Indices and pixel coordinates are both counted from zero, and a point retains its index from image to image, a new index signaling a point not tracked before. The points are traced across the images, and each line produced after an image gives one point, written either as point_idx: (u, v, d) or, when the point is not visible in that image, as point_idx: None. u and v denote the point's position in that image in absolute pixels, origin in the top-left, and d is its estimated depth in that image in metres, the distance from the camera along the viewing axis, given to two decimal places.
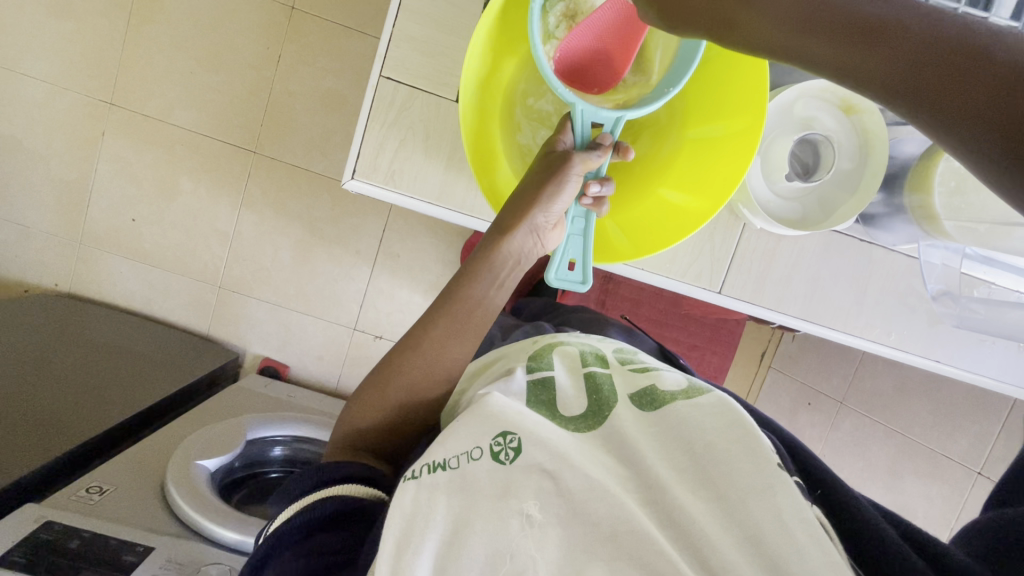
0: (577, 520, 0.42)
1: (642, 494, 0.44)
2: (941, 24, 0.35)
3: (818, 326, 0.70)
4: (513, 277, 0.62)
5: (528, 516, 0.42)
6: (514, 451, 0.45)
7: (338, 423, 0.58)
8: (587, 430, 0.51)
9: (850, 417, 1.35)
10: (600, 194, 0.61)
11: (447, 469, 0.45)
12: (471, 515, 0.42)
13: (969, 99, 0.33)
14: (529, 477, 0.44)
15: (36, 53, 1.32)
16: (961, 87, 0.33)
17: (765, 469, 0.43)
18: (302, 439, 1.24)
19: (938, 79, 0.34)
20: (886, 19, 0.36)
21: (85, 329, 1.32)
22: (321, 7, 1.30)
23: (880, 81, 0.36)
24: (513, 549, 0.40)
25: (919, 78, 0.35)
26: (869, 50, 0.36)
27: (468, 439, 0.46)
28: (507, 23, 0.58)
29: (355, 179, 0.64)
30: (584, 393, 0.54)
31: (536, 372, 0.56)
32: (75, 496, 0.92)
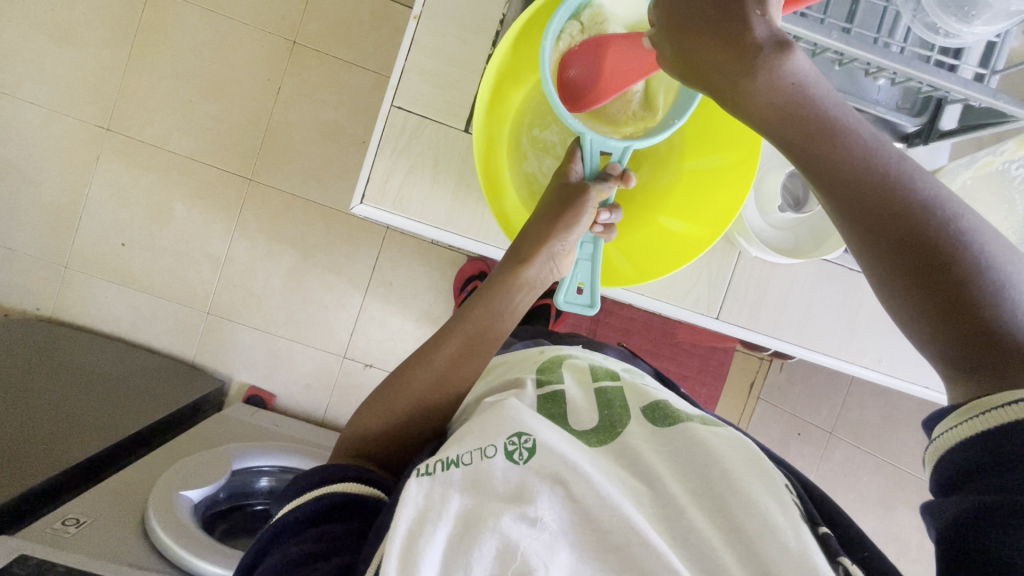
0: (588, 528, 0.42)
1: (654, 510, 0.45)
2: (885, 148, 0.41)
3: (810, 352, 0.72)
4: (526, 301, 0.63)
5: (540, 520, 0.41)
6: (529, 451, 0.46)
7: (344, 431, 0.58)
8: (598, 444, 0.51)
9: (840, 447, 1.36)
10: (609, 221, 0.63)
11: (461, 465, 0.45)
12: (483, 511, 0.42)
13: (880, 212, 0.39)
14: (542, 481, 0.44)
15: (37, 80, 1.34)
16: (891, 208, 0.39)
17: (789, 514, 0.43)
18: (287, 469, 1.20)
19: (878, 198, 0.40)
20: (848, 126, 0.41)
21: (67, 355, 1.28)
22: (322, 42, 1.35)
23: (833, 180, 0.41)
24: (523, 548, 0.40)
25: (862, 191, 0.40)
26: (828, 146, 0.41)
27: (484, 436, 0.46)
28: (518, 59, 0.61)
29: (364, 204, 0.65)
30: (595, 407, 0.55)
31: (546, 385, 0.56)
32: (51, 529, 0.88)
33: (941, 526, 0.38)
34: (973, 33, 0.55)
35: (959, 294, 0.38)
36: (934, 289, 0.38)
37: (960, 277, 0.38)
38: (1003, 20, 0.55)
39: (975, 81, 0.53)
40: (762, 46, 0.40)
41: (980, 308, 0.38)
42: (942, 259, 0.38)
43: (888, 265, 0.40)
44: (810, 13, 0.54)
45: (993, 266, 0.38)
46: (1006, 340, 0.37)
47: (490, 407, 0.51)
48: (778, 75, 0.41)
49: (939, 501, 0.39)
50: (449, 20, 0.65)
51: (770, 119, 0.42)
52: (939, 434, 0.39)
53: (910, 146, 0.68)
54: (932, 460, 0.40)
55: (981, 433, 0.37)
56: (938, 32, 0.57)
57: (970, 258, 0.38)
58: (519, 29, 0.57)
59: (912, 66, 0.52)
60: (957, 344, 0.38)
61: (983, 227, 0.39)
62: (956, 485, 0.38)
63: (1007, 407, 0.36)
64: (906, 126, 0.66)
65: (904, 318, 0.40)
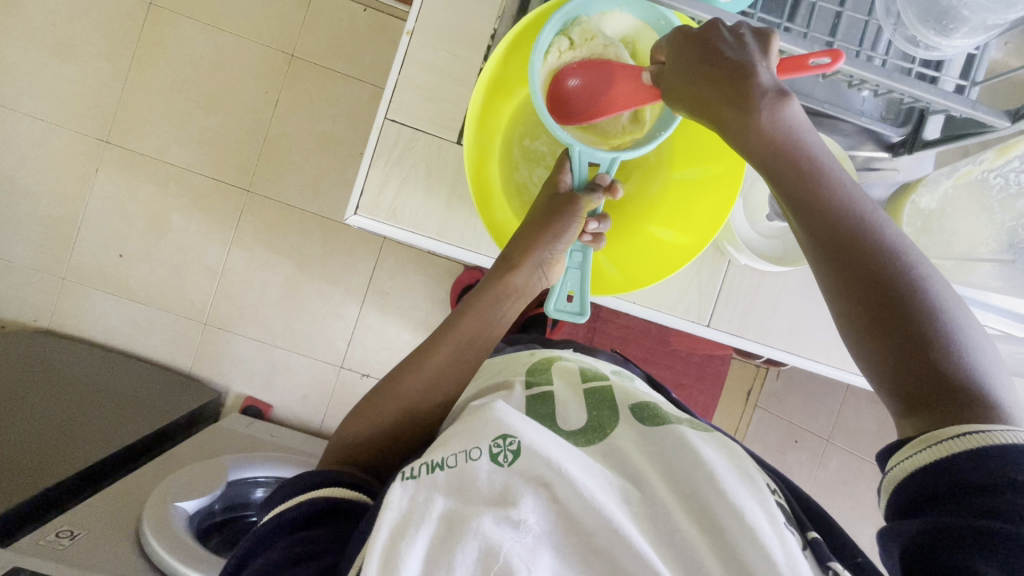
0: (572, 530, 0.44)
1: (641, 510, 0.45)
2: (861, 196, 0.45)
3: (801, 358, 0.73)
4: (516, 307, 0.64)
5: (523, 522, 0.42)
6: (513, 453, 0.46)
7: (335, 437, 0.59)
8: (585, 443, 0.52)
9: (837, 454, 1.36)
10: (598, 230, 0.64)
11: (445, 468, 0.46)
12: (466, 513, 0.43)
13: (852, 248, 0.44)
14: (527, 485, 0.44)
15: (36, 95, 1.35)
16: (861, 245, 0.44)
17: (773, 518, 0.44)
18: (283, 481, 1.20)
19: (851, 236, 0.44)
20: (832, 172, 0.46)
21: (63, 366, 1.28)
22: (318, 55, 1.37)
23: (814, 213, 0.45)
24: (506, 550, 0.41)
25: (837, 227, 0.44)
26: (812, 184, 0.45)
27: (468, 439, 0.47)
28: (507, 72, 0.62)
29: (358, 215, 0.66)
30: (584, 407, 0.56)
31: (535, 387, 0.58)
32: (45, 541, 0.88)
33: (904, 551, 0.40)
34: (953, 45, 0.57)
35: (912, 333, 0.42)
36: (889, 326, 0.42)
37: (912, 317, 0.42)
38: (981, 34, 0.56)
39: (956, 93, 0.54)
40: (766, 90, 0.44)
41: (930, 347, 0.42)
42: (897, 301, 0.42)
43: (853, 297, 0.44)
44: (793, 27, 0.56)
45: (942, 312, 0.42)
46: (949, 380, 0.41)
47: (478, 409, 0.52)
48: (777, 116, 0.45)
49: (896, 525, 0.41)
50: (440, 35, 0.66)
51: (762, 156, 0.46)
52: (895, 465, 0.42)
53: (895, 155, 0.70)
54: (888, 488, 0.43)
55: (935, 461, 0.39)
56: (918, 44, 0.58)
57: (921, 302, 0.42)
58: (508, 43, 0.58)
59: (892, 78, 0.53)
60: (908, 379, 0.42)
61: (941, 281, 0.44)
62: (916, 510, 0.40)
63: (973, 434, 0.39)
64: (890, 136, 0.68)
65: (862, 348, 0.44)
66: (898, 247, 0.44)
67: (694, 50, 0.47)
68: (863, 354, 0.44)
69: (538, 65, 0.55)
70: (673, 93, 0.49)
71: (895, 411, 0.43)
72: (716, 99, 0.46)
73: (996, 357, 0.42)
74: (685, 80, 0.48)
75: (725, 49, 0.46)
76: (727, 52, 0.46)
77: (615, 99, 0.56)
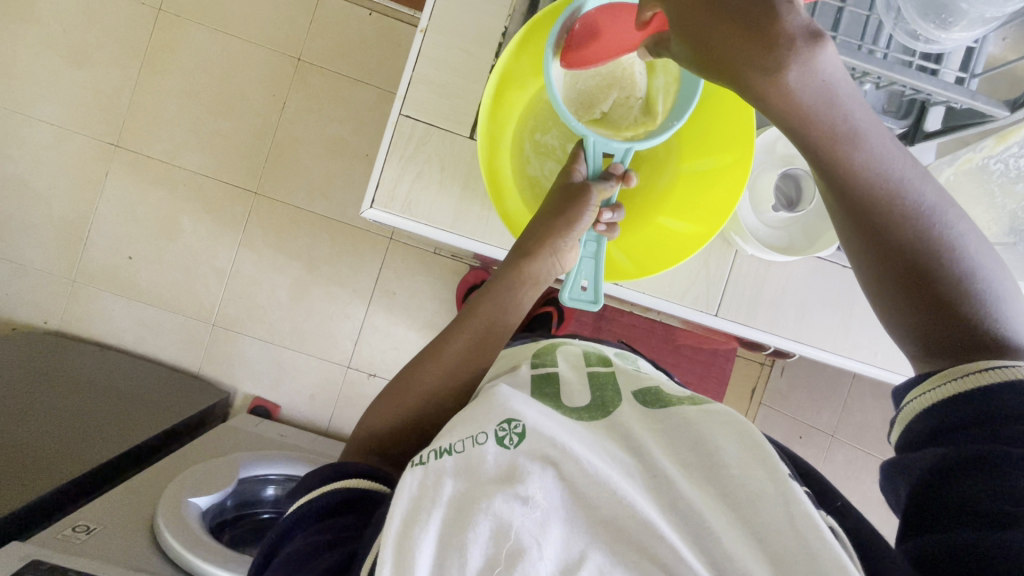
0: (581, 504, 0.45)
1: (647, 482, 0.47)
2: (894, 155, 0.45)
3: (808, 347, 0.74)
4: (530, 298, 0.66)
5: (531, 498, 0.44)
6: (519, 436, 0.48)
7: (356, 429, 0.60)
8: (590, 419, 0.54)
9: (843, 449, 1.38)
10: (612, 220, 0.66)
11: (453, 453, 0.48)
12: (477, 494, 0.45)
13: (877, 210, 0.47)
14: (533, 462, 0.46)
15: (49, 100, 1.38)
16: (887, 208, 0.47)
17: (779, 484, 0.45)
18: (293, 478, 1.21)
19: (879, 200, 0.46)
20: (864, 130, 0.44)
21: (75, 367, 1.29)
22: (326, 59, 1.39)
23: (845, 183, 0.46)
24: (516, 526, 0.42)
25: (866, 193, 0.46)
26: (847, 153, 0.44)
27: (474, 425, 0.49)
28: (519, 67, 0.64)
29: (374, 208, 0.68)
30: (588, 388, 0.58)
31: (540, 368, 0.60)
32: (62, 535, 0.89)
33: (914, 484, 0.44)
34: (952, 39, 0.58)
35: (930, 284, 0.47)
36: (911, 283, 0.48)
37: (930, 269, 0.47)
38: (980, 27, 0.58)
39: (954, 84, 0.56)
40: (795, 37, 0.39)
41: (944, 295, 0.47)
42: (918, 254, 0.47)
43: (877, 253, 0.49)
44: None
45: (962, 260, 0.47)
46: (959, 323, 0.47)
47: (485, 393, 0.54)
48: (811, 72, 0.40)
49: (908, 459, 0.45)
50: (454, 33, 0.68)
51: (792, 133, 0.44)
52: (915, 398, 0.47)
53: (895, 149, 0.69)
54: (902, 423, 0.48)
55: (955, 396, 0.44)
56: (918, 38, 0.60)
57: (940, 251, 0.47)
58: (520, 40, 0.61)
59: (891, 70, 0.55)
60: (926, 327, 0.48)
61: (958, 227, 0.47)
62: (929, 441, 0.45)
63: (984, 372, 0.43)
64: (891, 129, 0.67)
65: (888, 292, 0.50)
66: (926, 208, 0.47)
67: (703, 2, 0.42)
68: (884, 297, 0.50)
69: (552, 60, 0.57)
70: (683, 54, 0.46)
71: (910, 353, 0.50)
72: (728, 45, 0.42)
73: (1004, 286, 0.48)
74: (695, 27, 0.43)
75: None
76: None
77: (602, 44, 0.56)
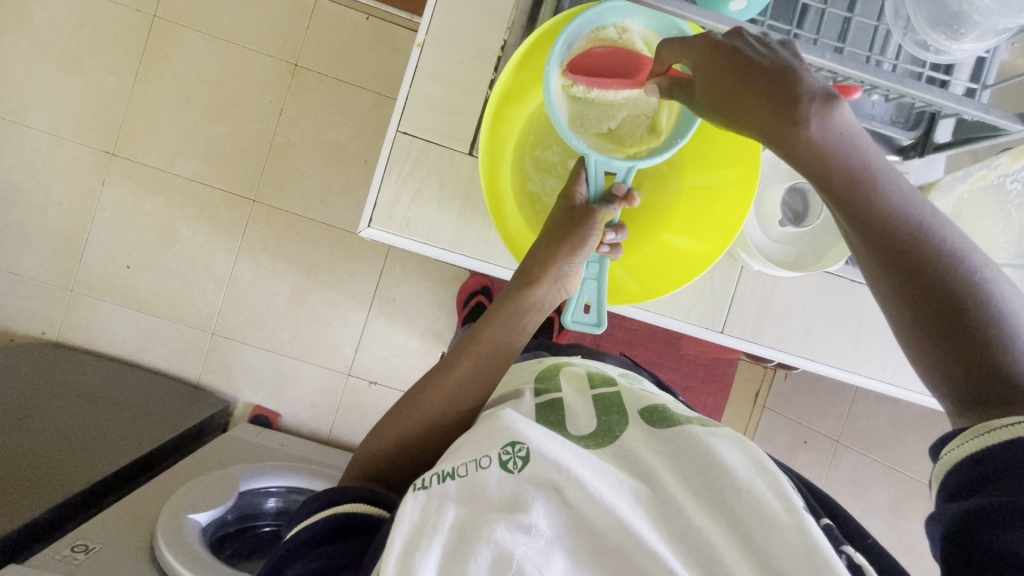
0: (584, 534, 0.44)
1: (654, 509, 0.46)
2: (914, 199, 0.42)
3: (815, 363, 0.73)
4: (534, 322, 0.65)
5: (535, 527, 0.43)
6: (523, 459, 0.46)
7: (356, 454, 0.58)
8: (596, 447, 0.53)
9: (849, 455, 1.36)
10: (615, 241, 0.64)
11: (456, 477, 0.47)
12: (479, 522, 0.43)
13: (908, 259, 0.41)
14: (536, 490, 0.45)
15: (43, 109, 1.36)
16: (918, 255, 0.41)
17: (791, 512, 0.44)
18: (294, 489, 1.20)
19: (907, 248, 0.41)
20: (879, 174, 0.41)
21: (73, 378, 1.28)
22: (322, 64, 1.38)
23: (871, 228, 0.41)
24: (518, 556, 0.41)
25: (893, 239, 0.41)
26: (866, 195, 0.41)
27: (477, 448, 0.47)
28: (520, 82, 0.62)
29: (372, 227, 0.67)
30: (593, 412, 0.57)
31: (544, 395, 0.58)
32: (59, 555, 0.88)
33: (944, 530, 0.41)
34: (964, 50, 0.56)
35: (973, 343, 0.41)
36: (949, 336, 0.41)
37: (974, 324, 0.41)
38: (992, 38, 0.56)
39: (968, 97, 0.53)
40: (814, 96, 0.39)
41: (994, 355, 0.41)
42: (958, 307, 0.41)
43: (910, 310, 0.42)
44: (802, 34, 0.57)
45: (1007, 312, 0.41)
46: (1009, 384, 0.40)
47: (489, 415, 0.53)
48: (830, 125, 0.40)
49: (943, 509, 0.42)
50: (451, 47, 0.67)
51: (807, 176, 0.41)
52: (954, 448, 0.42)
53: (906, 159, 0.70)
54: (940, 475, 0.43)
55: (992, 448, 0.39)
56: (929, 49, 0.58)
57: (983, 304, 0.41)
58: (521, 56, 0.59)
59: (902, 85, 0.51)
60: (968, 386, 0.42)
61: (998, 278, 0.42)
62: (967, 493, 0.40)
63: (1008, 427, 0.39)
64: (901, 139, 0.69)
65: (924, 360, 0.43)
66: (955, 252, 0.42)
67: (726, 62, 0.44)
68: (923, 366, 0.43)
69: (553, 82, 0.56)
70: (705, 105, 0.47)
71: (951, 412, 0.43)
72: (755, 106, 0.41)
73: None
74: (727, 91, 0.44)
75: (757, 58, 0.42)
76: (764, 62, 0.42)
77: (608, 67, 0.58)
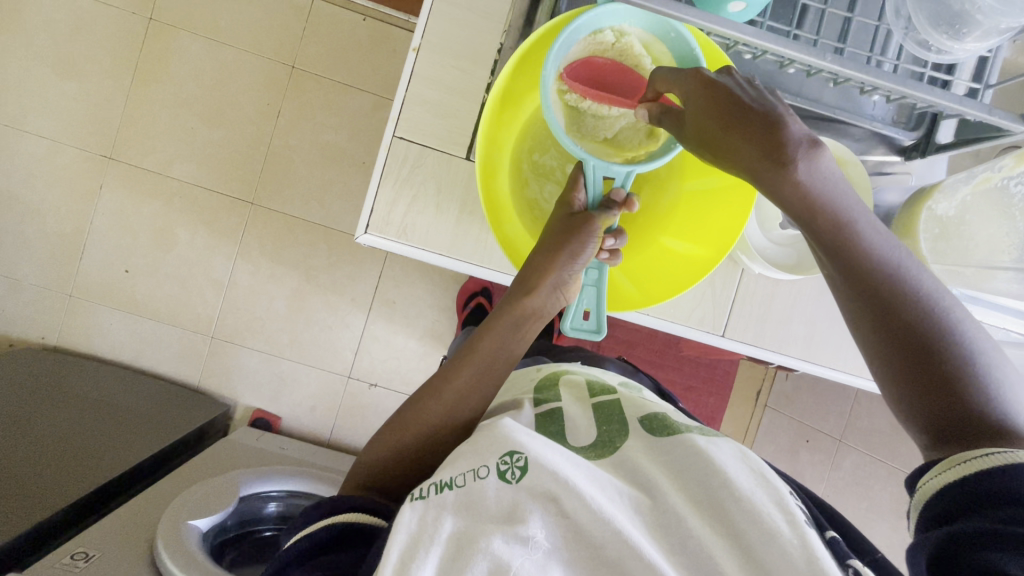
0: (582, 545, 0.43)
1: (653, 520, 0.46)
2: (890, 243, 0.45)
3: (817, 366, 0.72)
4: (532, 331, 0.64)
5: (533, 538, 0.42)
6: (521, 469, 0.46)
7: (355, 462, 0.58)
8: (597, 458, 0.52)
9: (851, 454, 1.35)
10: (614, 246, 0.64)
11: (454, 487, 0.46)
12: (476, 534, 0.43)
13: (884, 298, 0.44)
14: (535, 501, 0.45)
15: (40, 113, 1.36)
16: (893, 294, 0.44)
17: (792, 525, 0.43)
18: (295, 493, 1.20)
19: (883, 287, 0.44)
20: (857, 218, 0.45)
21: (73, 383, 1.28)
22: (319, 66, 1.37)
23: (850, 267, 0.44)
24: (515, 568, 0.40)
25: (869, 279, 0.44)
26: (844, 237, 0.44)
27: (475, 457, 0.47)
28: (517, 86, 0.62)
29: (369, 233, 0.66)
30: (593, 422, 0.56)
31: (543, 405, 0.58)
32: (60, 563, 0.88)
33: (927, 559, 0.40)
34: (965, 49, 0.56)
35: (947, 381, 0.43)
36: (925, 374, 0.43)
37: (946, 364, 0.43)
38: (995, 37, 0.54)
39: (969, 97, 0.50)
40: (800, 141, 0.42)
41: (967, 394, 0.42)
42: (932, 347, 0.43)
43: (887, 348, 0.45)
44: (802, 34, 0.56)
45: (977, 353, 0.43)
46: (981, 424, 0.42)
47: (488, 425, 0.52)
48: (814, 168, 0.42)
49: (922, 537, 0.42)
50: (448, 51, 0.66)
51: (792, 214, 0.44)
52: (931, 478, 0.43)
53: (908, 159, 0.72)
54: (917, 507, 0.44)
55: (971, 475, 0.40)
56: (930, 48, 0.57)
57: (955, 346, 0.43)
58: (518, 60, 0.58)
59: (904, 86, 0.49)
60: (943, 425, 0.43)
61: (969, 322, 0.44)
62: (950, 519, 0.41)
63: (989, 455, 0.40)
64: (902, 140, 0.71)
65: (901, 398, 0.45)
66: (930, 294, 0.45)
67: (715, 98, 0.45)
68: (900, 403, 0.45)
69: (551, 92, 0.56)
70: (689, 136, 0.48)
71: (925, 450, 0.45)
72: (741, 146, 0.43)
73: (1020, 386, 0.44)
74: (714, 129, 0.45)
75: (749, 101, 0.44)
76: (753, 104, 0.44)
77: (608, 80, 0.59)
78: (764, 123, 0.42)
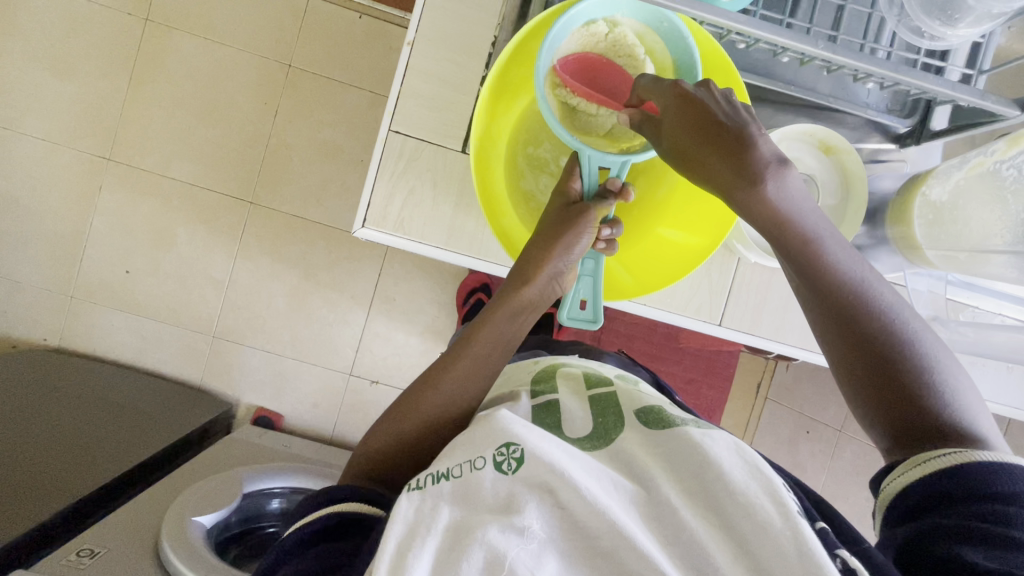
0: (577, 535, 0.44)
1: (647, 510, 0.46)
2: (852, 258, 0.48)
3: (815, 354, 0.72)
4: (529, 322, 0.64)
5: (528, 528, 0.43)
6: (517, 461, 0.46)
7: (357, 448, 0.58)
8: (592, 449, 0.53)
9: (851, 444, 1.36)
10: (611, 236, 0.64)
11: (450, 478, 0.47)
12: (472, 523, 0.43)
13: (846, 309, 0.47)
14: (531, 491, 0.45)
15: (38, 115, 1.36)
16: (855, 305, 0.47)
17: (785, 515, 0.43)
18: (298, 489, 1.21)
19: (846, 298, 0.47)
20: (822, 235, 0.48)
21: (75, 383, 1.29)
22: (316, 64, 1.37)
23: (814, 278, 0.48)
24: (511, 558, 0.40)
25: (832, 290, 0.47)
26: (811, 250, 0.48)
27: (472, 449, 0.48)
28: (510, 79, 0.62)
29: (366, 227, 0.66)
30: (589, 414, 0.57)
31: (540, 397, 0.59)
32: (67, 560, 0.89)
33: (896, 557, 0.43)
34: (957, 35, 0.55)
35: (905, 388, 0.46)
36: (885, 380, 0.46)
37: (904, 372, 0.46)
38: (987, 23, 0.54)
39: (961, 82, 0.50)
40: (769, 161, 0.45)
41: (921, 400, 0.45)
42: (891, 356, 0.46)
43: (850, 356, 0.47)
44: (795, 22, 0.56)
45: (932, 364, 0.46)
46: (935, 428, 0.45)
47: (484, 417, 0.53)
48: (784, 183, 0.45)
49: (887, 534, 0.45)
50: (442, 44, 0.66)
51: (763, 228, 0.48)
52: (892, 479, 0.45)
53: (902, 146, 0.73)
54: (882, 506, 0.46)
55: (931, 474, 0.43)
56: (924, 34, 0.57)
57: (911, 356, 0.46)
58: (510, 53, 0.59)
59: (897, 72, 0.48)
60: (901, 429, 0.46)
61: (925, 335, 0.47)
62: (914, 515, 0.43)
63: (950, 455, 0.43)
64: (897, 127, 0.72)
65: (863, 403, 0.48)
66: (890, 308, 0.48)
67: (690, 112, 0.47)
68: (862, 407, 0.48)
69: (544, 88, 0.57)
70: (665, 148, 0.50)
71: (884, 451, 0.47)
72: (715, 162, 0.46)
73: (973, 396, 0.47)
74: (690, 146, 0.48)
75: (723, 117, 0.46)
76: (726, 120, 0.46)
77: (597, 80, 0.60)
78: (736, 139, 0.45)
